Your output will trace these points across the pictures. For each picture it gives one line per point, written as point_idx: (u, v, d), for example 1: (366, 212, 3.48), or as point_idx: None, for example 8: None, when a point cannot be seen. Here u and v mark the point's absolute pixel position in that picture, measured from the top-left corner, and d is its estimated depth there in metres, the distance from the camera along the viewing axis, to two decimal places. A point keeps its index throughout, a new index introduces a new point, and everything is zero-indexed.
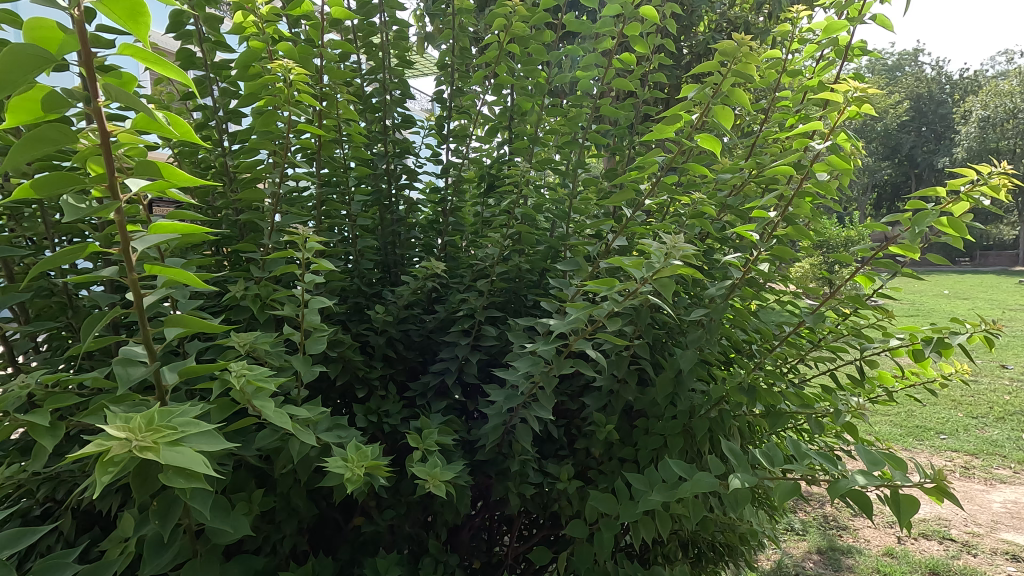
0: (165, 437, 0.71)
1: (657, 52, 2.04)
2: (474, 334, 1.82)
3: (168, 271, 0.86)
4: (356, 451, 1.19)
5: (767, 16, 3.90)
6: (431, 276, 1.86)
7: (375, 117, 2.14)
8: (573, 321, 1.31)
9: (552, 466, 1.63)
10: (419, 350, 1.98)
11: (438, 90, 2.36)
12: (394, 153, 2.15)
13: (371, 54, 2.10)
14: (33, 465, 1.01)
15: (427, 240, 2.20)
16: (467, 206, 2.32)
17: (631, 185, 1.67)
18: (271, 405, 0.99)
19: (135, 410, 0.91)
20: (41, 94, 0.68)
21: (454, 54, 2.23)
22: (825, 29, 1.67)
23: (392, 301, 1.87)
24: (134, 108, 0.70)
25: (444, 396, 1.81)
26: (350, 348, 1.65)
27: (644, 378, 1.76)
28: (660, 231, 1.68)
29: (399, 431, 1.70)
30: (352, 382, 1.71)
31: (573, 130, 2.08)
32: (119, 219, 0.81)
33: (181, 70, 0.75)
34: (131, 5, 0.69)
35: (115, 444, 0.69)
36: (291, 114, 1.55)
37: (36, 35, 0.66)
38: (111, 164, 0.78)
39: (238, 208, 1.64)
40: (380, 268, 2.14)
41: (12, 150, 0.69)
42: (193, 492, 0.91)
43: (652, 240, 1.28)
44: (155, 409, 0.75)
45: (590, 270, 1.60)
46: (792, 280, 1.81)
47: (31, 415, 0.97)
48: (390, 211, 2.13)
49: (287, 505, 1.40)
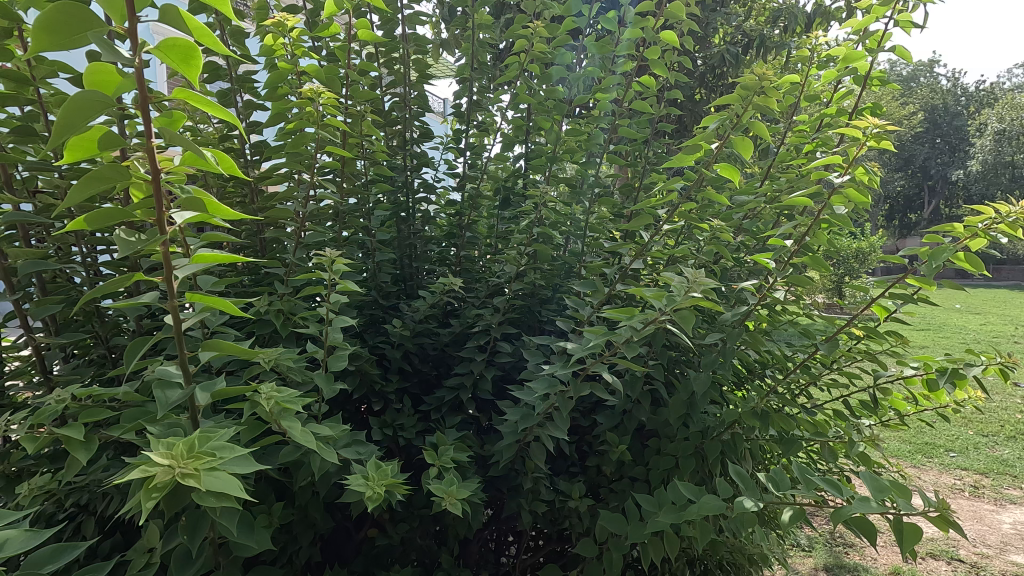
0: (205, 464, 0.74)
1: (675, 74, 2.06)
2: (489, 350, 1.85)
3: (207, 298, 0.89)
4: (376, 469, 1.21)
5: (783, 30, 3.90)
6: (448, 291, 1.89)
7: (395, 131, 2.17)
8: (590, 346, 1.31)
9: (564, 484, 1.65)
10: (433, 362, 2.01)
11: (457, 104, 2.39)
12: (413, 167, 2.19)
13: (392, 69, 2.13)
14: (66, 475, 1.05)
15: (443, 252, 2.23)
16: (484, 219, 2.36)
17: (648, 209, 1.68)
18: (298, 425, 1.01)
19: (171, 430, 0.93)
20: (98, 134, 0.72)
21: (474, 68, 2.27)
22: (843, 58, 1.67)
23: (410, 314, 1.91)
24: (183, 149, 0.73)
25: (458, 410, 1.83)
26: (368, 362, 1.68)
27: (656, 398, 1.77)
28: (676, 255, 1.69)
29: (414, 445, 1.72)
30: (368, 395, 1.75)
31: (590, 148, 2.11)
32: (165, 249, 0.85)
33: (228, 110, 0.78)
34: (185, 50, 0.72)
35: (159, 470, 0.72)
36: (317, 136, 1.58)
37: (96, 79, 0.70)
38: (158, 198, 0.82)
39: (261, 222, 1.67)
40: (396, 280, 2.18)
41: (71, 187, 0.72)
42: (221, 510, 0.93)
43: (672, 272, 1.27)
44: (195, 434, 0.78)
45: (606, 292, 1.61)
46: (805, 304, 1.82)
47: (67, 429, 1.01)
48: (407, 225, 2.17)
49: (304, 518, 1.42)
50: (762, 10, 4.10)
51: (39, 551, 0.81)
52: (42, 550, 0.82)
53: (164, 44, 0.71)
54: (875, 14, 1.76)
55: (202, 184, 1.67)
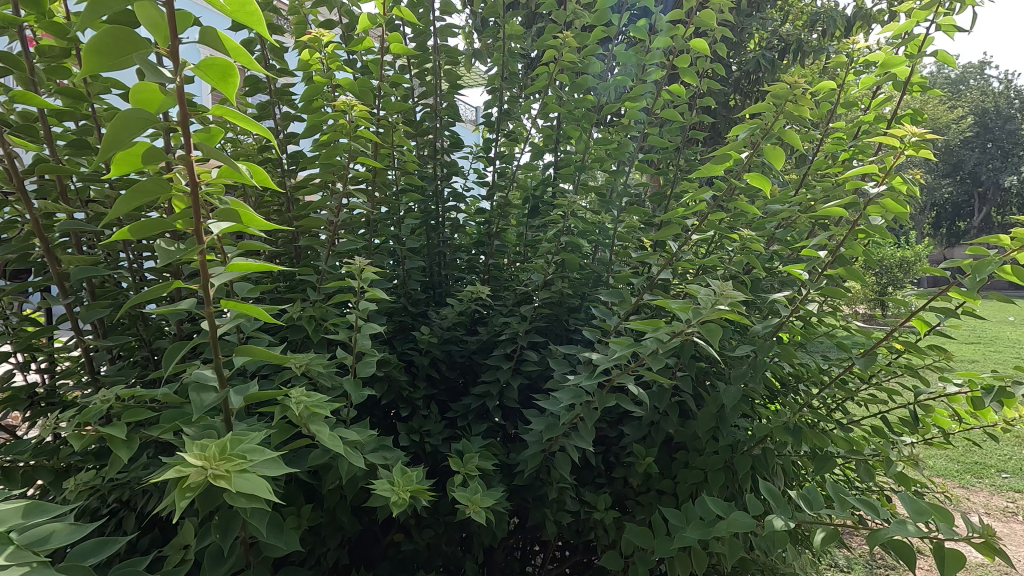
0: (235, 466, 0.76)
1: (706, 81, 2.03)
2: (516, 358, 1.86)
3: (241, 305, 0.92)
4: (401, 475, 1.23)
5: (821, 34, 3.81)
6: (476, 299, 1.90)
7: (426, 141, 2.21)
8: (616, 357, 1.29)
9: (589, 495, 1.64)
10: (461, 370, 2.03)
11: (487, 114, 2.42)
12: (443, 176, 2.22)
13: (424, 80, 2.17)
14: (109, 472, 1.09)
15: (471, 260, 2.26)
16: (512, 227, 2.37)
17: (677, 219, 1.66)
18: (326, 429, 1.03)
19: (206, 432, 0.96)
20: (142, 150, 0.76)
21: (504, 78, 2.29)
22: (882, 64, 1.62)
23: (438, 322, 1.93)
24: (220, 162, 0.77)
25: (484, 418, 1.84)
26: (396, 369, 1.71)
27: (685, 410, 1.74)
28: (706, 265, 1.67)
29: (440, 452, 1.74)
30: (396, 401, 1.77)
31: (619, 157, 2.10)
32: (202, 258, 0.88)
33: (262, 124, 0.81)
34: (224, 68, 0.75)
35: (192, 471, 0.74)
36: (349, 147, 1.62)
37: (141, 97, 0.73)
38: (197, 209, 0.85)
39: (296, 231, 1.72)
40: (426, 287, 2.21)
41: (118, 198, 0.76)
42: (252, 510, 0.95)
43: (699, 284, 1.25)
44: (227, 437, 0.81)
45: (633, 302, 1.60)
46: (841, 316, 1.76)
47: (110, 428, 1.05)
48: (436, 233, 2.20)
49: (332, 521, 1.45)
50: (800, 14, 4.01)
51: (82, 545, 0.85)
52: (84, 544, 0.85)
53: (204, 64, 0.74)
54: (916, 18, 1.70)
55: (241, 194, 1.73)
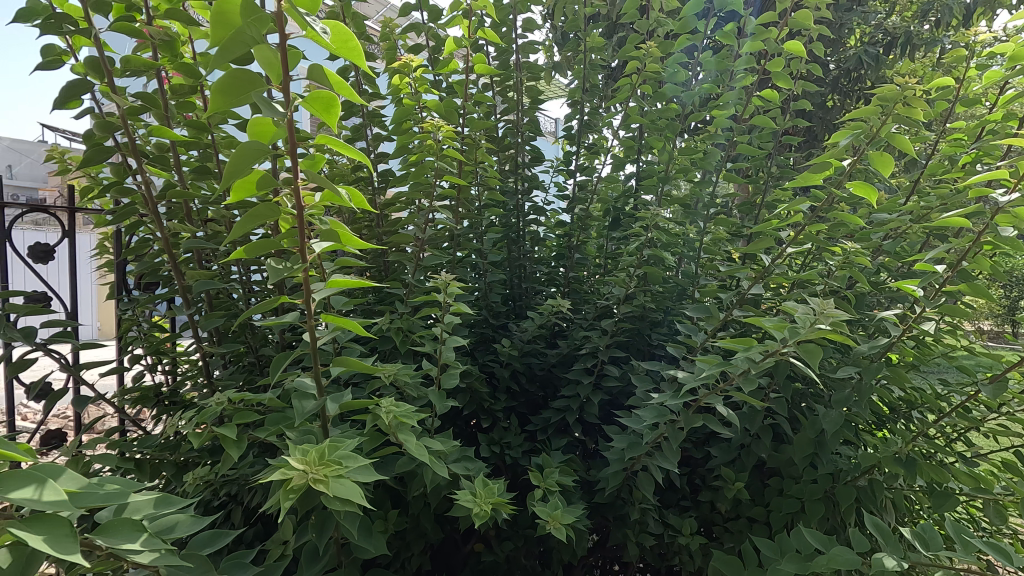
0: (333, 471, 0.81)
1: (803, 85, 1.92)
2: (596, 373, 1.83)
3: (339, 319, 0.99)
4: (483, 487, 1.25)
5: (934, 24, 3.49)
6: (556, 313, 1.90)
7: (508, 157, 2.25)
8: (703, 376, 1.24)
9: (674, 518, 1.58)
10: (541, 383, 2.03)
11: (568, 127, 2.42)
12: (524, 190, 2.25)
13: (506, 97, 2.22)
14: (222, 469, 1.20)
15: (552, 273, 2.26)
16: (593, 239, 2.36)
17: (769, 231, 1.57)
18: (413, 439, 1.07)
19: (306, 436, 1.03)
20: (256, 178, 0.84)
21: (585, 91, 2.29)
22: (1011, 56, 1.46)
23: (518, 335, 1.95)
24: (323, 187, 0.83)
25: (564, 433, 1.83)
26: (478, 380, 1.74)
27: (779, 433, 1.64)
28: (802, 280, 1.56)
29: (520, 464, 1.75)
30: (478, 412, 1.81)
31: (705, 167, 2.03)
32: (306, 275, 0.95)
33: (360, 150, 0.87)
34: (327, 100, 0.81)
35: (295, 474, 0.80)
36: (436, 165, 1.68)
37: (257, 130, 0.81)
38: (302, 230, 0.92)
39: (386, 246, 1.81)
40: (507, 300, 2.24)
41: (236, 222, 0.85)
42: (345, 513, 1.00)
43: (796, 301, 1.17)
44: (325, 443, 0.86)
45: (722, 318, 1.53)
46: (963, 337, 1.58)
47: (223, 428, 1.15)
48: (517, 246, 2.23)
49: (416, 527, 1.50)
50: (908, 4, 3.70)
51: (200, 535, 0.93)
52: (201, 534, 0.94)
53: (311, 97, 0.80)
54: None
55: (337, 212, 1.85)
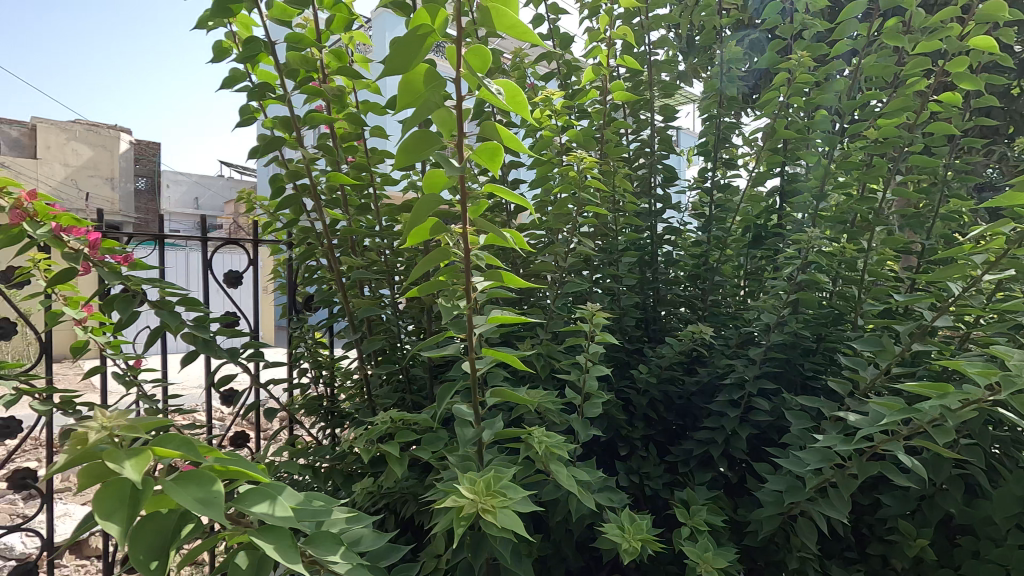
0: (498, 502, 0.85)
1: (991, 82, 1.68)
2: (743, 405, 1.73)
3: (499, 352, 1.03)
4: (630, 522, 1.23)
5: None
6: (697, 340, 1.83)
7: (642, 179, 2.23)
8: (882, 421, 1.11)
9: (839, 572, 1.43)
10: (679, 411, 1.96)
11: (703, 143, 2.34)
12: (658, 212, 2.21)
13: (640, 119, 2.19)
14: (385, 483, 1.30)
15: (689, 297, 2.19)
16: (734, 261, 2.24)
17: (958, 255, 1.38)
18: (563, 470, 1.09)
19: (465, 461, 1.09)
20: (430, 226, 0.91)
21: (725, 107, 2.20)
22: None
23: (656, 361, 1.90)
24: (490, 232, 0.88)
25: (707, 466, 1.74)
26: (616, 408, 1.73)
27: (972, 486, 1.42)
28: (1002, 311, 1.35)
29: (660, 496, 1.70)
30: (615, 440, 1.79)
31: (869, 181, 1.84)
32: (469, 311, 1.01)
33: (522, 194, 0.90)
34: (493, 151, 0.86)
35: (466, 502, 0.85)
36: (575, 194, 1.71)
37: (430, 183, 0.88)
38: (467, 270, 0.98)
39: (524, 273, 1.87)
40: (641, 323, 2.20)
41: (412, 266, 0.92)
42: (501, 539, 1.04)
43: (1004, 341, 1.02)
44: (490, 474, 0.90)
45: (898, 353, 1.36)
46: None
47: (388, 446, 1.26)
48: (651, 269, 2.19)
49: (557, 553, 1.51)
50: None
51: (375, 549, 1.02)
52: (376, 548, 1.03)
53: (479, 150, 0.86)
54: None
55: None
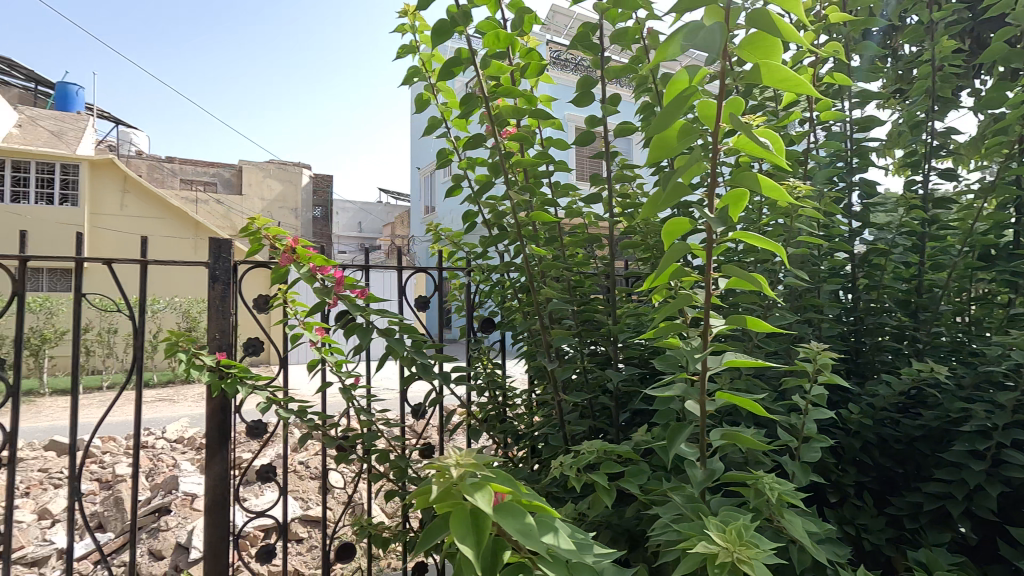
0: (752, 554, 0.84)
1: None
2: (988, 458, 1.50)
3: (737, 396, 1.03)
4: None
5: None
6: (922, 380, 1.63)
7: (840, 199, 2.06)
8: None
9: None
10: (897, 457, 1.76)
11: (910, 155, 2.10)
12: (861, 235, 2.02)
13: (838, 136, 2.04)
14: (592, 511, 1.33)
15: (902, 328, 1.96)
16: (959, 287, 1.96)
17: None
18: (798, 522, 1.04)
19: (690, 501, 1.09)
20: (671, 272, 0.96)
21: (944, 115, 1.96)
22: None
23: (867, 401, 1.73)
24: (732, 278, 0.89)
25: (940, 524, 1.54)
26: (825, 451, 1.61)
27: None
28: None
29: (881, 552, 1.54)
30: (822, 484, 1.66)
31: None
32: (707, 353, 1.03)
33: (773, 240, 0.86)
34: (740, 197, 0.86)
35: (719, 551, 0.85)
36: (775, 222, 1.64)
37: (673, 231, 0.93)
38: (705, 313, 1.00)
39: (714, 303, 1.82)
40: (842, 356, 2.02)
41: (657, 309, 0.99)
42: None
43: None
44: (736, 522, 0.90)
45: None
46: None
47: (597, 475, 1.29)
48: (854, 298, 2.00)
49: None
50: None
51: None
52: None
53: (726, 196, 0.86)
54: None
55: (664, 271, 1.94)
